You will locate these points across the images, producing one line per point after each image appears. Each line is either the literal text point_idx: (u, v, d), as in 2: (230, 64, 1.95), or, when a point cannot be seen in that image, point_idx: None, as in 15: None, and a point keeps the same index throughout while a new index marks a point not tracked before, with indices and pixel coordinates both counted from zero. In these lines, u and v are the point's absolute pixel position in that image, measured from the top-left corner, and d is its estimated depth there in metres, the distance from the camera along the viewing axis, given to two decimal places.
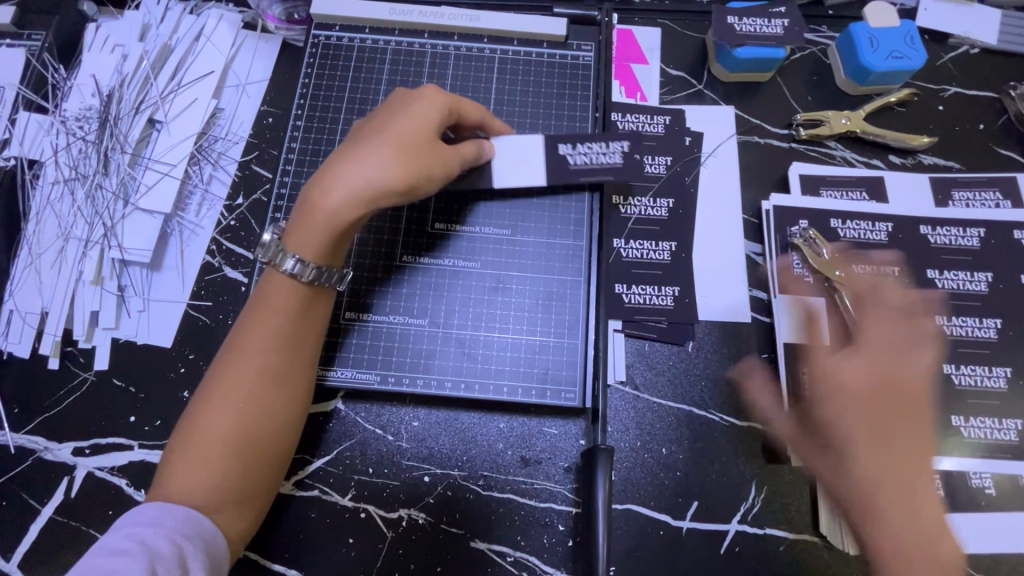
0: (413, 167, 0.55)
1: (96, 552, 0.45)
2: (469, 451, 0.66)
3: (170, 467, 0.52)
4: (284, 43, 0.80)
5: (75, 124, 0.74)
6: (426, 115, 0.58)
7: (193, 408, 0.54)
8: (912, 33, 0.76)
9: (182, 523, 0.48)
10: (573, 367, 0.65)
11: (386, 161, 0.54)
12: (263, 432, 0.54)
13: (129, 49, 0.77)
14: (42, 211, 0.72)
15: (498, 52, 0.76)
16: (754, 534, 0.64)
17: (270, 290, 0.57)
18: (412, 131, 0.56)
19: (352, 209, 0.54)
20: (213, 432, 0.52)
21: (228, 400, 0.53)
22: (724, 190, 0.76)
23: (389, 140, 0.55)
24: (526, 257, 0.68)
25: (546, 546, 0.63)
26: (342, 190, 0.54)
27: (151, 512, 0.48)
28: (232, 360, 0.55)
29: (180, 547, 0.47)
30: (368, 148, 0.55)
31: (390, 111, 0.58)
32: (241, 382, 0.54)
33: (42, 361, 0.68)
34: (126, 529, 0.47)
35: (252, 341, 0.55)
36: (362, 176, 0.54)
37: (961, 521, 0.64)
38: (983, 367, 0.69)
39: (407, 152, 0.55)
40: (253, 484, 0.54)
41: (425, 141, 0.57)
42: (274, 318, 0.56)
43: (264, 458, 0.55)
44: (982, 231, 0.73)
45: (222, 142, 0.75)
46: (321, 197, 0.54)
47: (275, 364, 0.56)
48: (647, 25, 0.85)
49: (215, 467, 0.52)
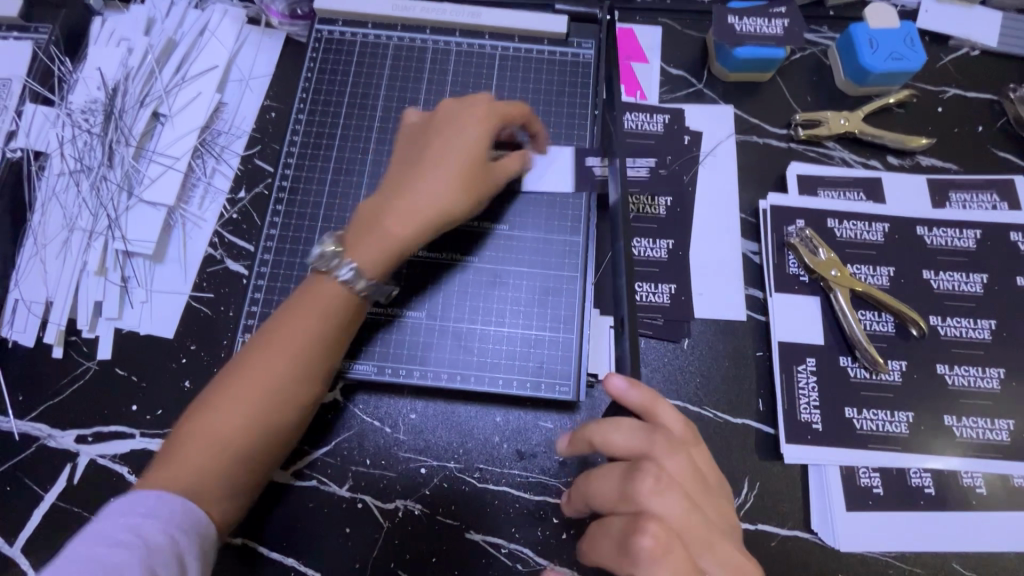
0: (471, 194, 0.61)
1: (94, 540, 0.46)
2: (465, 444, 0.67)
3: (188, 440, 0.52)
4: (287, 38, 0.81)
5: (80, 116, 0.75)
6: (479, 135, 0.61)
7: (216, 386, 0.54)
8: (912, 35, 0.77)
9: (182, 519, 0.49)
10: (567, 362, 0.65)
11: (448, 189, 0.59)
12: (274, 430, 0.55)
13: (134, 43, 0.78)
14: (47, 202, 0.73)
15: (498, 49, 0.77)
16: (746, 530, 0.64)
17: (319, 293, 0.57)
18: (469, 156, 0.61)
19: (423, 234, 0.59)
20: (226, 424, 0.53)
21: (249, 395, 0.54)
22: (722, 189, 0.77)
23: (449, 166, 0.60)
24: (524, 252, 0.69)
25: (540, 539, 0.64)
26: (409, 215, 0.58)
27: (149, 501, 0.49)
28: (260, 355, 0.55)
29: (178, 546, 0.48)
30: (429, 174, 0.60)
31: (444, 133, 0.62)
32: (263, 380, 0.54)
33: (46, 350, 0.69)
34: (125, 519, 0.47)
35: (294, 334, 0.56)
36: (430, 204, 0.59)
37: (950, 518, 0.65)
38: (976, 367, 0.69)
39: (465, 179, 0.60)
40: (261, 471, 0.56)
41: (480, 167, 0.62)
42: (310, 323, 0.56)
43: (277, 449, 0.57)
44: (978, 233, 0.74)
45: (225, 136, 0.76)
46: (389, 223, 0.58)
47: (300, 368, 0.56)
48: (647, 24, 0.85)
49: (234, 453, 0.53)
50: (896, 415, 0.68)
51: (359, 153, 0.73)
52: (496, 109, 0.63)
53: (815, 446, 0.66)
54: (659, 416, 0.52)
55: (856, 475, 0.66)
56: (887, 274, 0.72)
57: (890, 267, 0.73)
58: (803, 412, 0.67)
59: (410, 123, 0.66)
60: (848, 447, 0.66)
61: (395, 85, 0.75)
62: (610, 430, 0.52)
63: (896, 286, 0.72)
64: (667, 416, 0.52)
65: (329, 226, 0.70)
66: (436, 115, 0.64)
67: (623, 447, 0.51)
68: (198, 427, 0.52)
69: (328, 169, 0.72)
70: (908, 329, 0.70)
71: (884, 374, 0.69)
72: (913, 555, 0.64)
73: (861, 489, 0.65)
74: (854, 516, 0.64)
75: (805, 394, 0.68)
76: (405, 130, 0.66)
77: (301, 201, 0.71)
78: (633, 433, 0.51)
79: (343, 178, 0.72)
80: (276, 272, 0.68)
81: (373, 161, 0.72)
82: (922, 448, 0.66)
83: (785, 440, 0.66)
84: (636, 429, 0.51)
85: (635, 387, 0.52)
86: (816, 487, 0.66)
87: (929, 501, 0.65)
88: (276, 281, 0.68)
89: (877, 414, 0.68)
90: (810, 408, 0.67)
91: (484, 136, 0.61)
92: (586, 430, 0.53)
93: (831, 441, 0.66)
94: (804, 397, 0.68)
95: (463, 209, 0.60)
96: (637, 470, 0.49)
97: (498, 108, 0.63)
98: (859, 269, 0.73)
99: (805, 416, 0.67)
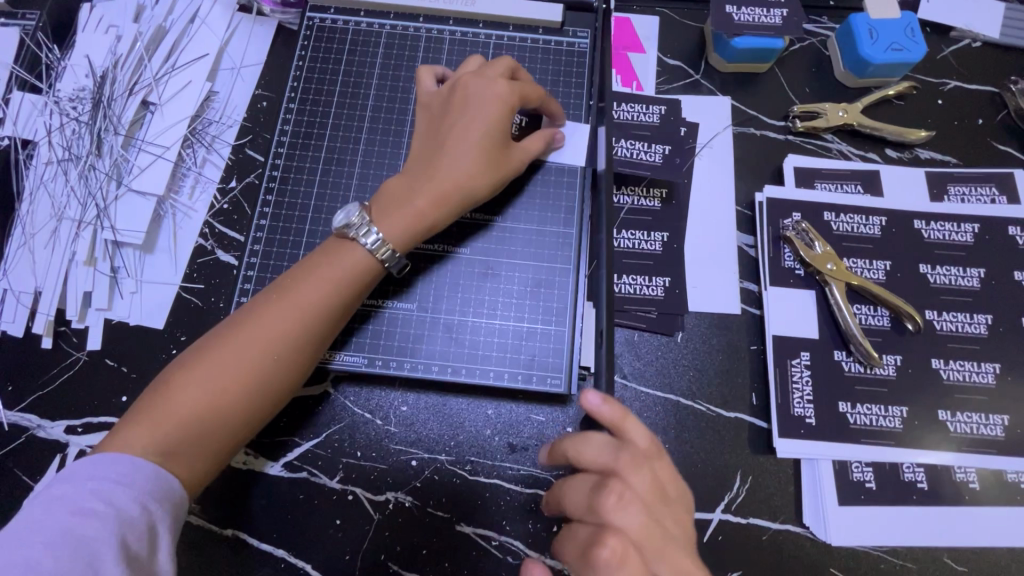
0: (495, 175, 0.63)
1: (59, 506, 0.45)
2: (457, 436, 0.66)
3: (184, 379, 0.53)
4: (279, 26, 0.80)
5: (68, 104, 0.74)
6: (502, 116, 0.62)
7: (222, 332, 0.55)
8: (912, 25, 0.76)
9: (153, 487, 0.49)
10: (559, 355, 0.65)
11: (472, 170, 0.61)
12: (265, 392, 0.55)
13: (123, 30, 0.77)
14: (35, 191, 0.72)
15: (493, 37, 0.76)
16: (737, 524, 0.64)
17: (333, 259, 0.58)
18: (491, 136, 0.62)
19: (448, 212, 0.62)
20: (219, 375, 0.53)
21: (245, 351, 0.54)
22: (719, 181, 0.76)
23: (473, 146, 0.61)
24: (516, 244, 0.68)
25: (531, 531, 0.64)
26: (437, 195, 0.61)
27: (122, 468, 0.48)
28: (266, 313, 0.56)
29: (150, 515, 0.47)
30: (453, 153, 0.61)
31: (465, 110, 0.63)
32: (262, 337, 0.55)
33: (35, 340, 0.68)
34: (91, 485, 0.47)
35: (301, 295, 0.57)
36: (455, 182, 0.61)
37: (943, 514, 0.64)
38: (971, 363, 0.69)
39: (488, 160, 0.62)
40: (247, 431, 0.56)
41: (501, 146, 0.63)
42: (318, 287, 0.57)
43: (265, 411, 0.56)
44: (975, 227, 0.73)
45: (216, 125, 0.75)
46: (416, 201, 0.60)
47: (301, 331, 0.56)
48: (645, 13, 0.84)
49: (222, 402, 0.53)
50: (890, 410, 0.67)
51: (351, 143, 0.72)
52: (517, 86, 0.63)
53: (809, 440, 0.66)
54: (628, 433, 0.52)
55: (849, 469, 0.66)
56: (883, 268, 0.72)
57: (886, 261, 0.72)
58: (797, 407, 0.67)
59: (432, 97, 0.66)
60: (842, 441, 0.66)
61: (387, 74, 0.74)
62: (582, 446, 0.54)
63: (892, 280, 0.71)
64: (636, 432, 0.52)
65: (321, 217, 0.69)
66: (458, 88, 0.64)
67: (593, 462, 0.53)
68: (190, 374, 0.53)
69: (319, 159, 0.71)
70: (904, 324, 0.69)
71: (878, 369, 0.68)
72: (905, 550, 0.64)
73: (854, 483, 0.65)
74: (847, 511, 0.64)
75: (799, 388, 0.67)
76: (429, 103, 0.67)
77: (292, 192, 0.70)
78: (603, 448, 0.53)
79: (334, 169, 0.71)
80: (267, 263, 0.67)
81: (365, 151, 0.71)
82: (915, 442, 0.66)
83: (779, 434, 0.66)
84: (605, 446, 0.52)
85: (608, 404, 0.51)
86: (809, 482, 0.65)
87: (921, 496, 0.65)
88: (267, 272, 0.67)
89: (870, 409, 0.67)
90: (804, 402, 0.67)
91: (506, 116, 0.63)
92: (562, 444, 0.56)
93: (825, 435, 0.66)
94: (798, 392, 0.67)
95: (487, 189, 0.63)
96: (604, 486, 0.51)
97: (519, 86, 0.64)
98: (855, 263, 0.72)
99: (798, 411, 0.67)
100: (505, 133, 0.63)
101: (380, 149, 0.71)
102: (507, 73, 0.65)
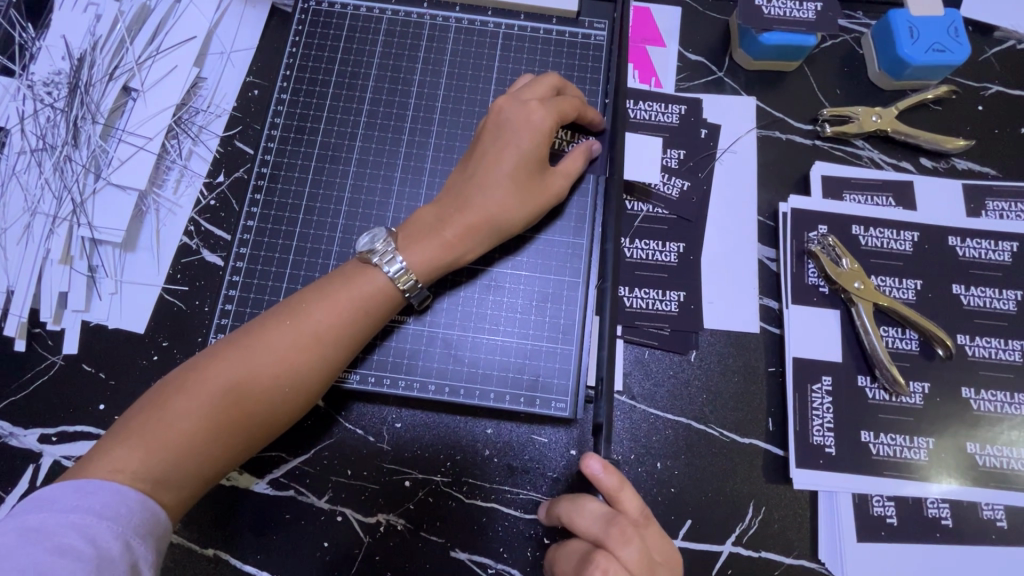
0: (531, 205, 0.59)
1: (34, 540, 0.41)
2: (453, 457, 0.62)
3: (181, 393, 0.49)
4: (272, 8, 0.74)
5: (42, 89, 0.69)
6: (540, 143, 0.59)
7: (229, 346, 0.52)
8: (956, 24, 0.70)
9: (138, 521, 0.45)
10: (565, 376, 0.61)
11: (507, 200, 0.58)
12: (271, 416, 0.52)
13: (103, 8, 0.71)
14: (7, 183, 0.68)
15: (502, 27, 0.70)
16: (748, 557, 0.61)
17: (353, 283, 0.55)
18: (526, 164, 0.58)
19: (477, 242, 0.58)
20: (217, 398, 0.49)
21: (250, 373, 0.50)
22: (740, 188, 0.71)
23: (507, 175, 0.58)
24: (523, 254, 0.63)
25: (530, 559, 0.60)
26: (469, 227, 0.57)
27: (105, 498, 0.44)
28: (275, 333, 0.52)
29: (133, 553, 0.44)
30: (487, 181, 0.58)
31: (500, 136, 0.59)
32: (270, 359, 0.51)
33: (8, 343, 0.64)
34: (74, 516, 0.43)
35: (315, 318, 0.53)
36: (487, 214, 0.57)
37: (966, 553, 0.61)
38: (1004, 393, 0.64)
39: (523, 187, 0.58)
40: (244, 455, 0.52)
41: (535, 173, 0.59)
42: (335, 309, 0.54)
43: (267, 436, 0.53)
44: (1014, 245, 0.68)
45: (203, 115, 0.70)
46: (444, 231, 0.57)
47: (312, 357, 0.52)
48: (666, 3, 0.78)
49: (221, 425, 0.49)
50: (915, 441, 0.63)
51: (346, 139, 0.67)
52: (554, 108, 0.59)
53: (826, 471, 0.62)
54: (622, 504, 0.49)
55: (870, 503, 0.62)
56: (914, 287, 0.67)
57: (917, 281, 0.67)
58: (816, 434, 0.63)
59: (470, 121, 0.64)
60: (863, 472, 0.62)
61: (388, 64, 0.69)
62: (579, 508, 0.51)
63: (922, 301, 0.67)
64: (631, 505, 0.49)
65: (312, 219, 0.64)
66: (492, 112, 0.61)
67: (585, 529, 0.50)
68: (190, 390, 0.49)
69: (312, 156, 0.66)
70: (934, 348, 0.65)
71: (903, 397, 0.64)
72: None
73: (874, 518, 0.61)
74: (864, 547, 0.61)
75: (819, 415, 0.63)
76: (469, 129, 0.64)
77: (282, 190, 0.65)
78: (596, 518, 0.50)
79: (328, 167, 0.66)
80: (254, 267, 0.63)
81: (362, 148, 0.66)
82: (940, 476, 0.62)
83: (795, 464, 0.62)
84: (599, 516, 0.50)
85: (606, 472, 0.49)
86: (826, 514, 0.62)
87: (945, 534, 0.61)
88: (253, 278, 0.63)
89: (894, 439, 0.63)
90: (823, 430, 0.63)
91: (543, 141, 0.59)
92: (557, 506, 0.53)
93: (844, 466, 0.62)
94: (818, 419, 0.63)
95: (523, 219, 0.59)
96: (591, 558, 0.48)
97: (558, 108, 0.59)
98: (883, 281, 0.67)
99: (818, 439, 0.63)
100: (541, 160, 0.59)
101: (378, 147, 0.66)
102: (548, 91, 0.61)
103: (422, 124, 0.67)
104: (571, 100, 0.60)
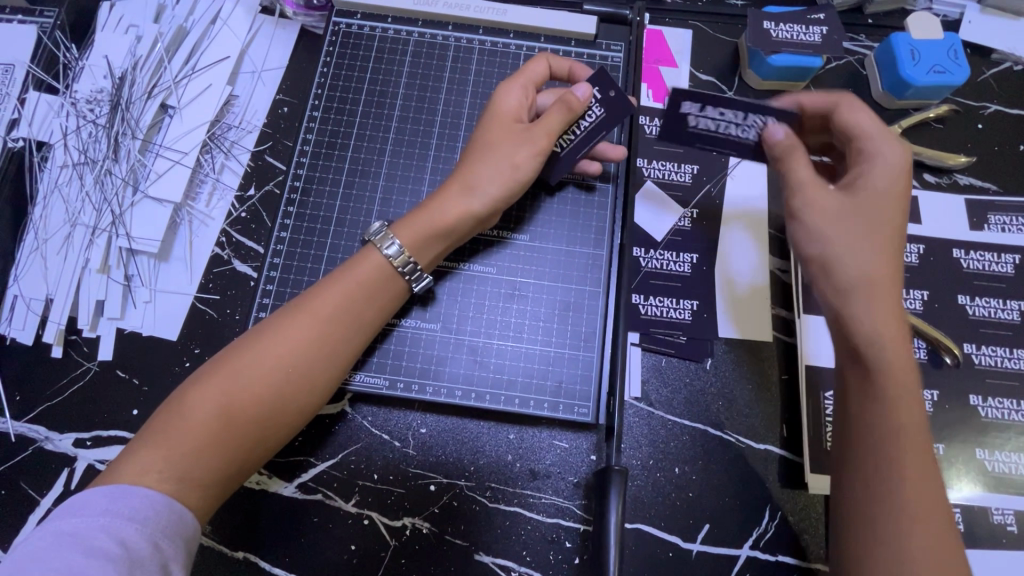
0: (502, 154, 0.60)
1: (65, 543, 0.42)
2: (476, 461, 0.64)
3: (196, 393, 0.51)
4: (302, 29, 0.77)
5: (85, 106, 0.72)
6: (514, 100, 0.62)
7: (241, 342, 0.54)
8: (955, 47, 0.73)
9: (168, 525, 0.46)
10: (587, 382, 0.64)
11: (483, 164, 0.60)
12: (285, 405, 0.53)
13: (143, 30, 0.75)
14: (49, 195, 0.70)
15: (523, 48, 0.73)
16: (766, 561, 0.62)
17: (353, 266, 0.58)
18: (496, 122, 0.61)
19: (457, 203, 0.59)
20: (234, 387, 0.51)
21: (261, 362, 0.52)
22: (752, 200, 0.73)
23: (483, 143, 0.61)
24: (547, 264, 0.67)
25: (552, 562, 0.61)
26: (450, 193, 0.59)
27: (133, 501, 0.46)
28: (283, 323, 0.55)
29: (162, 553, 0.45)
30: (471, 155, 0.61)
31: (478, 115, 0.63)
32: (280, 346, 0.53)
33: (45, 350, 0.66)
34: (103, 520, 0.44)
35: (320, 301, 0.56)
36: (468, 178, 0.60)
37: (980, 558, 0.62)
38: (1011, 400, 0.66)
39: (493, 141, 0.60)
40: (262, 451, 0.53)
41: (504, 125, 0.61)
42: (337, 292, 0.56)
43: (282, 430, 0.54)
44: (1016, 258, 0.71)
45: (235, 131, 0.73)
46: (429, 203, 0.60)
47: (319, 338, 0.55)
48: (678, 26, 0.81)
49: (236, 414, 0.51)
50: None
51: (375, 154, 0.70)
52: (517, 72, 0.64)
53: None
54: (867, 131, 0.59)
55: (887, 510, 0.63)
56: (921, 298, 0.69)
57: (924, 291, 0.70)
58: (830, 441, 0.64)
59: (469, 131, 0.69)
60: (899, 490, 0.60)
61: (414, 83, 0.72)
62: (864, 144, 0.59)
63: (929, 310, 0.69)
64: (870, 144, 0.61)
65: (343, 230, 0.67)
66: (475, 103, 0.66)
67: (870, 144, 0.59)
68: (205, 387, 0.51)
69: (343, 171, 0.69)
70: (941, 357, 0.67)
71: None
72: None
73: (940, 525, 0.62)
74: None
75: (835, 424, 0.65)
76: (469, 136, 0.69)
77: (314, 203, 0.68)
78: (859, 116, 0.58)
79: (358, 181, 0.69)
80: (287, 276, 0.65)
81: (390, 163, 0.69)
82: (951, 482, 0.64)
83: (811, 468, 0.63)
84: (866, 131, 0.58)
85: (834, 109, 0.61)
86: None
87: None
88: (287, 286, 0.65)
89: None
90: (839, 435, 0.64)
91: (505, 96, 0.62)
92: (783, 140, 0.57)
93: None
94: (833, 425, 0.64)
95: (495, 169, 0.59)
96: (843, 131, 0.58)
97: (524, 70, 0.64)
98: None
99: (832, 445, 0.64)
100: (521, 120, 0.62)
101: (405, 162, 0.69)
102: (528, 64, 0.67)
103: (448, 140, 0.70)
104: (541, 63, 0.64)
